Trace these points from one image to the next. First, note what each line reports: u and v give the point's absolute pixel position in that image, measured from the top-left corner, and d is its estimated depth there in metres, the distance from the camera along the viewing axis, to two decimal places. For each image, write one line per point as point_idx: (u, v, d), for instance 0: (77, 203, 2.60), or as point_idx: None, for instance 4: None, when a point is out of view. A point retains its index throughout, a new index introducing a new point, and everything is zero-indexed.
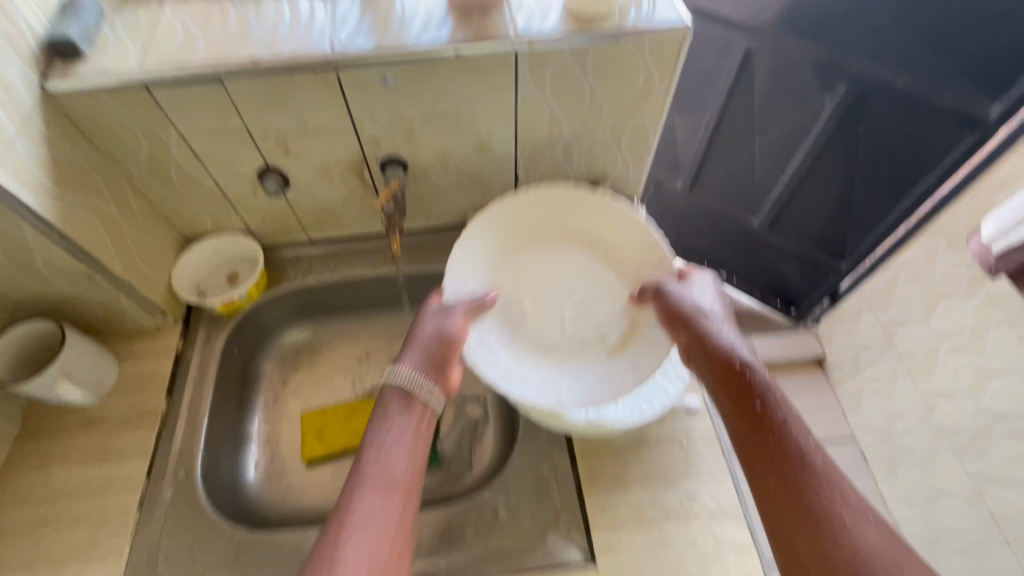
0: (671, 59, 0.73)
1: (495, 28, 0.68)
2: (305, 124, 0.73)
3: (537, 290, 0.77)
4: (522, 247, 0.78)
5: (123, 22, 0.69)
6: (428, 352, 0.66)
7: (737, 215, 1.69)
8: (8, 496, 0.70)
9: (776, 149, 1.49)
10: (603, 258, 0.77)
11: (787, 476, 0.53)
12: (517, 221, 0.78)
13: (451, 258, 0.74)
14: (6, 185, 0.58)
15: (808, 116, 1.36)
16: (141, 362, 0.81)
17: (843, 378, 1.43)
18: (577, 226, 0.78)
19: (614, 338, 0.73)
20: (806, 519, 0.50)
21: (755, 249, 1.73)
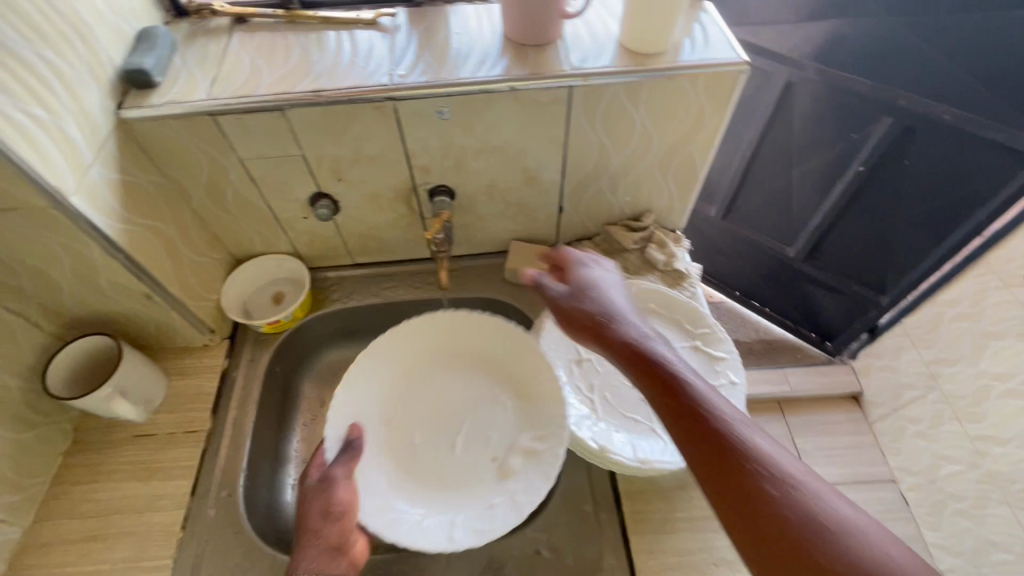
0: (724, 96, 0.73)
1: (552, 64, 0.69)
2: (360, 153, 0.74)
3: (425, 427, 0.77)
4: (417, 377, 0.80)
5: (194, 54, 0.72)
6: (322, 534, 0.61)
7: (772, 244, 1.65)
8: (58, 509, 0.71)
9: (815, 180, 1.45)
10: (488, 375, 0.79)
11: (725, 464, 0.38)
12: (409, 353, 0.80)
13: (337, 393, 0.73)
14: (83, 209, 0.59)
15: (847, 148, 1.33)
16: (189, 379, 0.82)
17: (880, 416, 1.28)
18: (466, 344, 0.81)
19: (501, 465, 0.71)
20: (759, 516, 0.36)
21: (789, 282, 1.66)
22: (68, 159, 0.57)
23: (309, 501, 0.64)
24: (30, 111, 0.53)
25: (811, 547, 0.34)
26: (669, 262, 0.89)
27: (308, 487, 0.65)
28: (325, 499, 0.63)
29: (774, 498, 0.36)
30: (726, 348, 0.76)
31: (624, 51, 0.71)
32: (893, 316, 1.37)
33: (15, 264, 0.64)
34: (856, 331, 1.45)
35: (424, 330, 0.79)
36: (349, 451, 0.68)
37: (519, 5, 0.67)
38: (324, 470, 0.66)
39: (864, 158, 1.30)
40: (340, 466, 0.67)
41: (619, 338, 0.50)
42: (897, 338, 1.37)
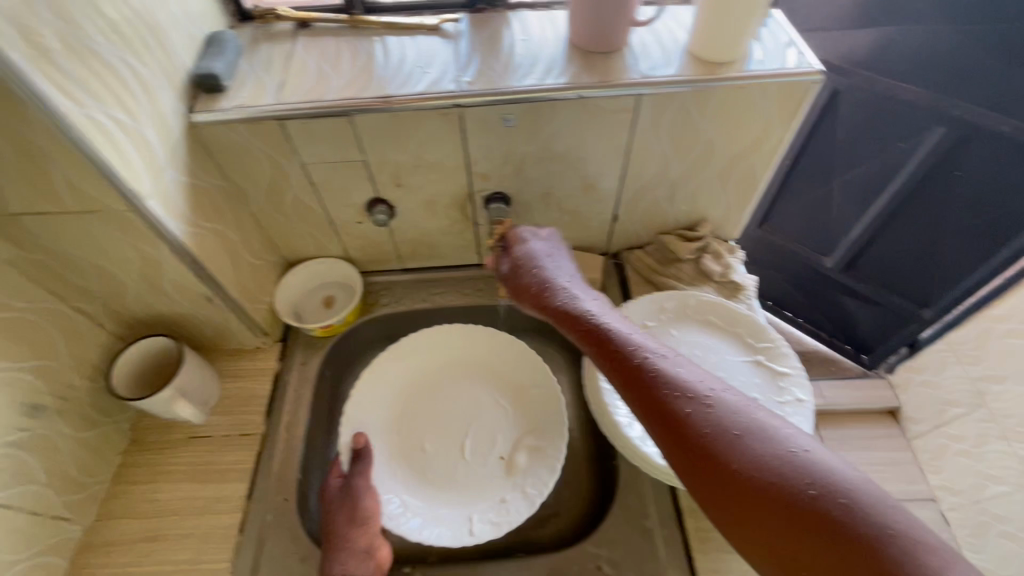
0: (794, 106, 0.71)
1: (620, 72, 0.68)
2: (421, 159, 0.74)
3: (436, 430, 0.84)
4: (426, 385, 0.87)
5: (260, 59, 0.72)
6: (350, 539, 0.67)
7: (807, 253, 1.55)
8: (118, 508, 0.72)
9: (858, 189, 1.37)
10: (493, 383, 0.88)
11: (646, 396, 0.53)
12: (421, 363, 0.88)
13: (352, 400, 0.82)
14: (158, 214, 0.60)
15: (891, 160, 1.27)
16: (243, 382, 0.82)
17: (917, 433, 1.11)
18: (473, 356, 0.89)
19: (507, 463, 0.80)
20: (677, 431, 0.50)
21: (822, 293, 1.56)
22: (146, 164, 0.58)
23: (337, 509, 0.70)
24: (115, 116, 0.54)
25: (729, 465, 0.47)
26: (725, 273, 0.87)
27: (333, 497, 0.72)
28: (353, 502, 0.70)
29: (682, 415, 0.50)
30: (790, 363, 0.74)
31: (693, 60, 0.70)
32: (934, 333, 1.22)
33: (87, 265, 0.65)
34: (890, 346, 1.32)
35: (434, 340, 0.88)
36: (361, 461, 0.73)
37: (589, 12, 0.66)
38: (346, 480, 0.73)
39: (909, 169, 1.23)
40: (358, 476, 0.72)
41: (567, 313, 0.65)
42: (942, 353, 1.15)
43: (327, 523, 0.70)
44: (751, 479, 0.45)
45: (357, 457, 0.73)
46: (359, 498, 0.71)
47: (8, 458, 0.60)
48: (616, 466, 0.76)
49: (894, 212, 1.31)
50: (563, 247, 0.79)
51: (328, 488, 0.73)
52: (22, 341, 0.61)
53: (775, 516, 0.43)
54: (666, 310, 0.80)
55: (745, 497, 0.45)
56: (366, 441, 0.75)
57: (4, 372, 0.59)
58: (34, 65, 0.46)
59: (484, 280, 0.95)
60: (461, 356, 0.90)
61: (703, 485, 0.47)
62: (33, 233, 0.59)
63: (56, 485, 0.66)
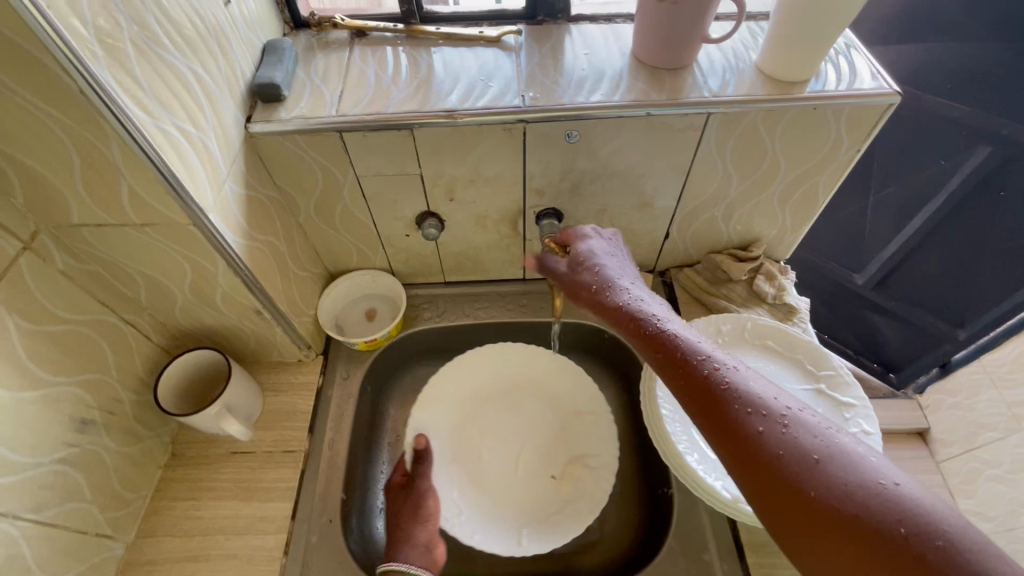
0: (866, 128, 0.69)
1: (689, 90, 0.66)
2: (477, 174, 0.72)
3: (491, 443, 0.83)
4: (481, 396, 0.86)
5: (317, 68, 0.71)
6: (416, 528, 0.72)
7: (834, 271, 1.42)
8: (158, 524, 0.70)
9: (890, 207, 1.25)
10: (540, 402, 0.86)
11: (721, 419, 0.47)
12: (478, 374, 0.87)
13: (417, 406, 0.82)
14: (217, 227, 0.58)
15: (933, 178, 1.15)
16: (285, 396, 0.80)
17: (949, 455, 1.00)
18: (518, 374, 0.87)
19: (560, 475, 0.80)
20: (744, 448, 0.45)
21: (849, 312, 1.44)
22: (209, 176, 0.56)
23: (400, 505, 0.75)
24: (184, 128, 0.52)
25: (803, 484, 0.41)
26: (779, 295, 0.84)
27: (396, 494, 0.77)
28: (415, 500, 0.75)
29: (764, 446, 0.44)
30: (855, 393, 0.71)
31: (764, 78, 0.68)
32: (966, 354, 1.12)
33: (140, 276, 0.63)
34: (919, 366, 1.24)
35: (484, 355, 0.86)
36: (424, 461, 0.78)
37: (659, 28, 0.64)
38: (409, 478, 0.78)
39: (951, 188, 1.12)
40: (420, 475, 0.77)
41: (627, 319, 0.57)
42: (974, 375, 1.02)
43: (391, 517, 0.74)
44: (829, 505, 0.39)
45: (420, 457, 0.79)
46: (421, 495, 0.75)
47: (57, 475, 0.58)
48: (669, 494, 0.73)
49: (933, 232, 1.20)
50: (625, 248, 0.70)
51: (391, 486, 0.78)
52: (74, 354, 0.60)
53: (847, 543, 0.38)
54: (723, 333, 0.78)
55: (818, 523, 0.39)
56: (428, 442, 0.80)
57: (57, 386, 0.58)
58: (114, 78, 0.44)
59: (527, 296, 0.93)
60: (503, 374, 0.87)
61: (780, 517, 0.42)
62: (90, 244, 0.58)
63: (101, 501, 0.64)
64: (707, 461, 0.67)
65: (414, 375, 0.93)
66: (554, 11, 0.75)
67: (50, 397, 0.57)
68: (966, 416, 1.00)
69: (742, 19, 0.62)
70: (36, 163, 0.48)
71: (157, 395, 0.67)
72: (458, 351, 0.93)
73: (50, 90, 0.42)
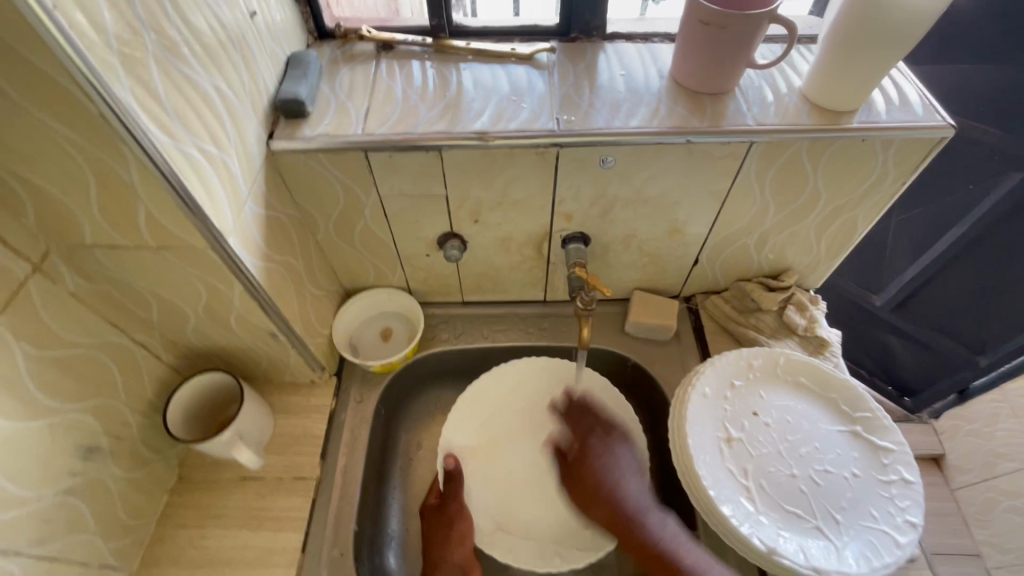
0: (914, 161, 0.66)
1: (731, 117, 0.63)
2: (505, 197, 0.69)
3: (522, 460, 0.81)
4: (511, 411, 0.83)
5: (341, 82, 0.68)
6: (450, 549, 0.71)
7: (846, 286, 1.26)
8: (164, 553, 0.67)
9: (916, 224, 1.10)
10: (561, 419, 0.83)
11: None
12: (506, 390, 0.84)
13: (449, 421, 0.81)
14: (236, 250, 0.55)
15: (956, 205, 1.02)
16: (296, 419, 0.77)
17: (965, 483, 1.10)
18: (537, 391, 0.84)
19: None
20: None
21: (859, 331, 1.28)
22: (229, 198, 0.53)
23: (437, 527, 0.73)
24: (205, 148, 0.49)
25: None
26: (811, 326, 0.81)
27: (431, 515, 0.74)
28: (448, 522, 0.72)
29: None
30: (894, 439, 0.68)
31: (810, 106, 0.64)
32: (987, 382, 1.08)
33: (152, 298, 0.60)
34: (937, 391, 1.16)
35: (514, 373, 0.84)
36: (455, 481, 0.74)
37: (702, 52, 0.61)
38: (442, 499, 0.75)
39: (977, 218, 0.99)
40: (453, 495, 0.74)
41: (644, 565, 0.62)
42: (993, 403, 1.06)
43: (428, 540, 0.72)
44: None
45: (451, 477, 0.75)
46: (454, 518, 0.72)
47: (60, 507, 0.55)
48: (695, 536, 0.71)
49: (950, 263, 1.06)
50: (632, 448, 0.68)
51: (425, 506, 0.76)
52: (81, 378, 0.57)
53: None
54: (755, 368, 0.74)
55: None
56: (457, 462, 0.76)
57: (63, 413, 0.55)
58: (134, 97, 0.42)
59: (547, 318, 0.90)
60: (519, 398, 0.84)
61: None
62: (102, 265, 0.55)
63: (105, 530, 0.62)
64: (740, 507, 0.64)
65: (429, 397, 0.90)
66: (590, 29, 0.73)
67: (56, 425, 0.55)
68: (980, 446, 1.07)
69: (793, 43, 0.58)
70: (50, 183, 0.45)
71: (167, 414, 0.65)
72: (474, 372, 0.90)
73: (68, 109, 0.39)
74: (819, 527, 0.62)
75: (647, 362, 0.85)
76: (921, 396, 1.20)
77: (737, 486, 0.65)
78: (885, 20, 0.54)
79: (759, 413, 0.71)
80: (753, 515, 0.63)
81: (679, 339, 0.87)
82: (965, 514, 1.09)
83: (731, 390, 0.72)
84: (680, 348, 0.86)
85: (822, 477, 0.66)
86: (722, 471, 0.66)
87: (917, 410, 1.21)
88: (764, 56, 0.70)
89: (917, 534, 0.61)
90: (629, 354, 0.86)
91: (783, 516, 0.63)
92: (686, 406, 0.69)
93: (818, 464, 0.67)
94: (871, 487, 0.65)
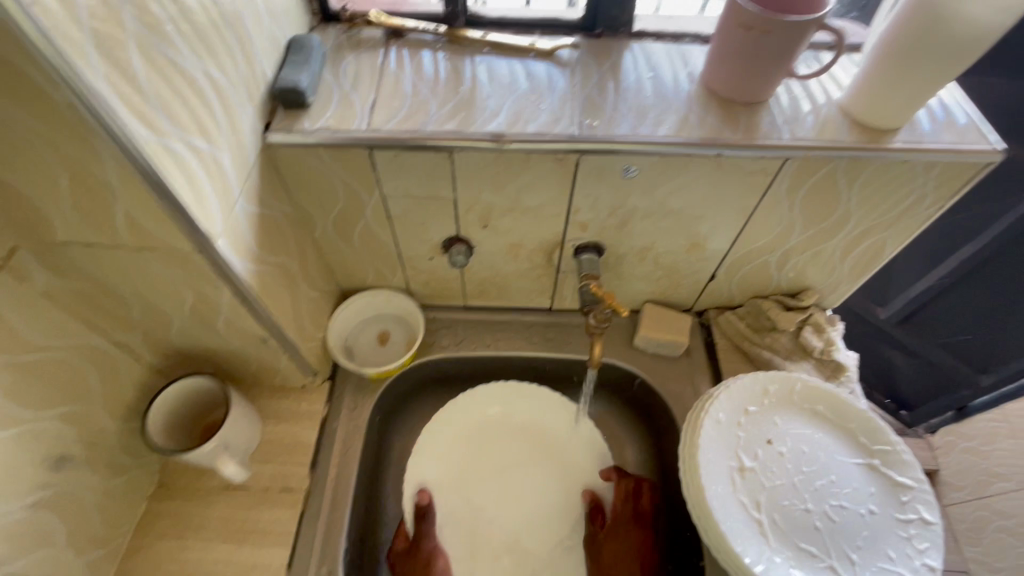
0: (953, 187, 0.62)
1: (767, 131, 0.59)
2: (518, 203, 0.65)
3: (496, 484, 0.80)
4: (480, 438, 0.82)
5: (346, 70, 0.63)
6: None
7: (851, 298, 1.18)
8: (140, 565, 0.63)
9: (927, 239, 1.02)
10: (535, 444, 0.82)
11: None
12: (474, 419, 0.82)
13: (415, 451, 0.78)
14: (226, 253, 0.50)
15: (975, 221, 0.94)
16: (285, 424, 0.73)
17: (955, 501, 1.04)
18: (523, 414, 0.83)
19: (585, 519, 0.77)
20: None
21: (860, 343, 1.21)
22: (220, 198, 0.48)
23: (415, 569, 0.71)
24: (193, 143, 0.44)
25: None
26: (827, 350, 0.77)
27: (400, 563, 0.71)
28: (425, 562, 0.71)
29: None
30: (914, 475, 0.64)
31: (850, 122, 0.60)
32: (988, 400, 1.00)
33: (132, 298, 0.56)
34: (934, 406, 1.09)
35: (480, 399, 0.82)
36: (427, 519, 0.73)
37: (736, 59, 0.57)
38: (413, 541, 0.72)
39: (993, 236, 0.91)
40: (425, 534, 0.73)
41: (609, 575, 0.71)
42: (992, 423, 0.99)
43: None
44: None
45: (422, 515, 0.73)
46: (432, 557, 0.72)
47: (27, 523, 0.52)
48: (701, 567, 0.69)
49: (965, 280, 0.98)
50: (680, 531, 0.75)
51: (393, 552, 0.72)
52: (53, 385, 0.53)
53: None
54: (770, 394, 0.71)
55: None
56: (430, 498, 0.75)
57: (31, 423, 0.51)
58: (111, 87, 0.37)
59: (552, 328, 0.86)
60: (491, 424, 0.82)
61: None
62: (77, 263, 0.50)
63: (77, 543, 0.58)
64: (750, 539, 0.61)
65: (425, 403, 0.86)
66: (616, 25, 0.68)
67: (23, 436, 0.50)
68: (977, 463, 1.01)
69: (841, 52, 0.54)
70: (17, 178, 0.41)
71: (153, 407, 0.61)
72: (474, 380, 0.87)
73: (34, 100, 0.35)
74: (834, 567, 0.60)
75: (656, 378, 0.81)
76: (917, 411, 1.14)
77: (751, 526, 0.62)
78: (948, 36, 0.50)
79: (774, 441, 0.67)
80: (766, 553, 0.60)
81: (689, 356, 0.83)
82: (954, 528, 1.04)
83: (744, 416, 0.69)
84: (691, 365, 0.82)
85: (838, 513, 0.63)
86: (732, 502, 0.63)
87: (913, 424, 1.14)
88: (801, 65, 0.66)
89: None
90: (637, 370, 0.82)
91: (796, 553, 0.61)
92: (698, 432, 0.66)
93: (835, 499, 0.64)
94: (889, 526, 0.62)
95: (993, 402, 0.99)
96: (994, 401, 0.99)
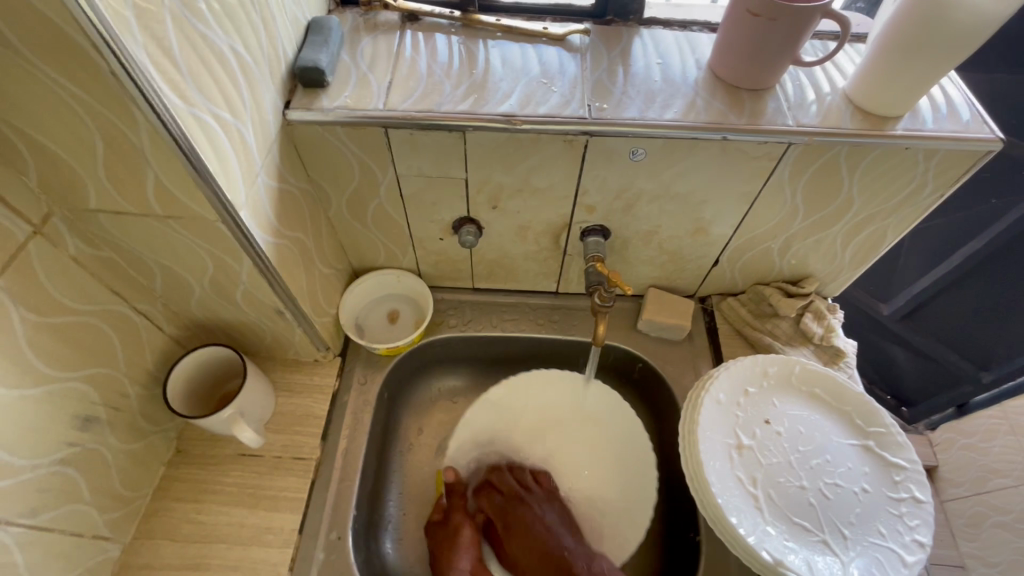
0: (954, 176, 0.63)
1: (771, 116, 0.60)
2: (528, 185, 0.67)
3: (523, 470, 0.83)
4: (512, 425, 0.84)
5: (364, 52, 0.65)
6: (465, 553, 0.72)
7: (856, 293, 1.19)
8: (158, 526, 0.66)
9: (930, 236, 1.03)
10: (553, 429, 0.85)
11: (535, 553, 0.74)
12: (508, 407, 0.85)
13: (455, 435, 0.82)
14: (248, 224, 0.53)
15: (978, 217, 0.95)
16: (297, 398, 0.76)
17: (955, 496, 0.98)
18: (554, 401, 0.85)
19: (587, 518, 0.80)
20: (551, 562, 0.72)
21: (866, 338, 1.22)
22: (242, 169, 0.51)
23: (444, 539, 0.73)
24: (220, 115, 0.46)
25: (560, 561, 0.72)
26: (827, 336, 0.78)
27: (434, 530, 0.74)
28: (453, 531, 0.74)
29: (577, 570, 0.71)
30: (907, 456, 0.66)
31: (854, 110, 0.62)
32: (989, 397, 0.99)
33: (156, 267, 0.58)
34: (936, 403, 1.09)
35: (517, 388, 0.85)
36: (457, 492, 0.77)
37: (742, 46, 0.58)
38: (445, 512, 0.76)
39: (997, 232, 0.92)
40: (456, 506, 0.76)
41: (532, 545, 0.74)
42: (990, 420, 0.96)
43: (435, 555, 0.72)
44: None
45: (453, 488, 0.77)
46: (461, 526, 0.74)
47: (56, 476, 0.54)
48: (698, 542, 0.71)
49: (967, 275, 0.99)
50: (679, 512, 0.76)
51: (427, 522, 0.76)
52: (82, 346, 0.55)
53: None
54: (769, 376, 0.72)
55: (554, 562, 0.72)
56: (457, 475, 0.78)
57: (60, 382, 0.53)
58: (149, 56, 0.39)
59: (557, 311, 0.88)
60: (510, 407, 0.85)
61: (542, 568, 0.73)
62: (106, 230, 0.53)
63: (102, 501, 0.61)
64: (747, 514, 0.63)
65: (431, 383, 0.88)
66: (626, 12, 0.69)
67: (54, 393, 0.53)
68: (973, 460, 0.96)
69: (846, 41, 0.54)
70: (57, 144, 0.43)
71: (172, 374, 0.64)
72: (481, 361, 0.89)
73: (79, 68, 0.37)
74: (826, 541, 0.62)
75: (659, 361, 0.83)
76: (919, 408, 1.15)
77: (748, 505, 0.64)
78: (952, 24, 0.50)
79: (772, 421, 0.69)
80: (760, 525, 0.62)
81: (691, 340, 0.85)
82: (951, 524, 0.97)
83: (744, 397, 0.71)
84: (692, 348, 0.84)
85: (831, 490, 0.65)
86: (729, 478, 0.65)
87: (914, 421, 1.14)
88: (807, 53, 0.67)
89: (925, 554, 0.60)
90: (639, 353, 0.84)
91: (789, 527, 0.63)
92: (698, 411, 0.68)
93: (829, 477, 0.66)
94: (881, 504, 0.64)
95: (995, 400, 0.98)
96: (996, 399, 0.98)
